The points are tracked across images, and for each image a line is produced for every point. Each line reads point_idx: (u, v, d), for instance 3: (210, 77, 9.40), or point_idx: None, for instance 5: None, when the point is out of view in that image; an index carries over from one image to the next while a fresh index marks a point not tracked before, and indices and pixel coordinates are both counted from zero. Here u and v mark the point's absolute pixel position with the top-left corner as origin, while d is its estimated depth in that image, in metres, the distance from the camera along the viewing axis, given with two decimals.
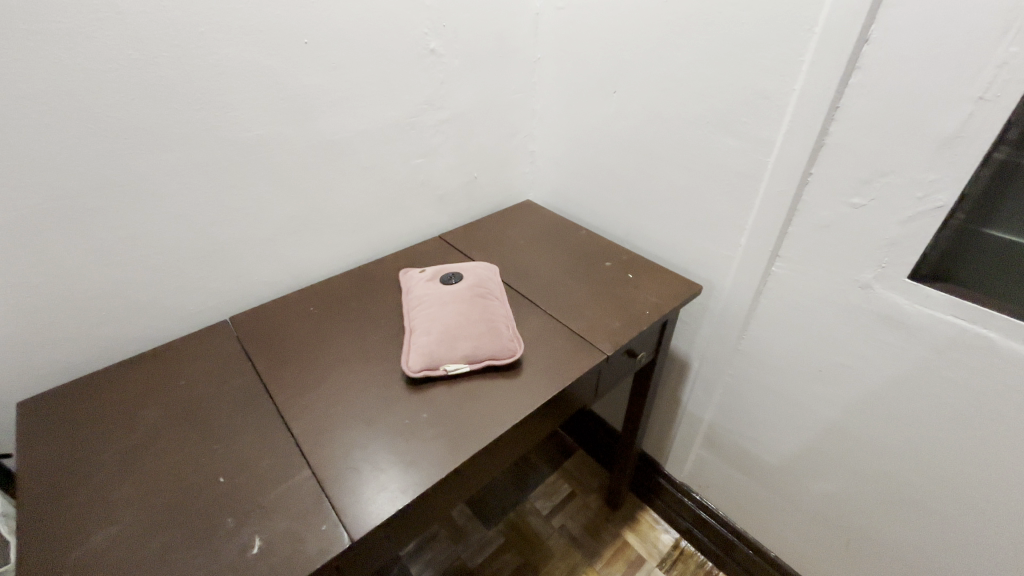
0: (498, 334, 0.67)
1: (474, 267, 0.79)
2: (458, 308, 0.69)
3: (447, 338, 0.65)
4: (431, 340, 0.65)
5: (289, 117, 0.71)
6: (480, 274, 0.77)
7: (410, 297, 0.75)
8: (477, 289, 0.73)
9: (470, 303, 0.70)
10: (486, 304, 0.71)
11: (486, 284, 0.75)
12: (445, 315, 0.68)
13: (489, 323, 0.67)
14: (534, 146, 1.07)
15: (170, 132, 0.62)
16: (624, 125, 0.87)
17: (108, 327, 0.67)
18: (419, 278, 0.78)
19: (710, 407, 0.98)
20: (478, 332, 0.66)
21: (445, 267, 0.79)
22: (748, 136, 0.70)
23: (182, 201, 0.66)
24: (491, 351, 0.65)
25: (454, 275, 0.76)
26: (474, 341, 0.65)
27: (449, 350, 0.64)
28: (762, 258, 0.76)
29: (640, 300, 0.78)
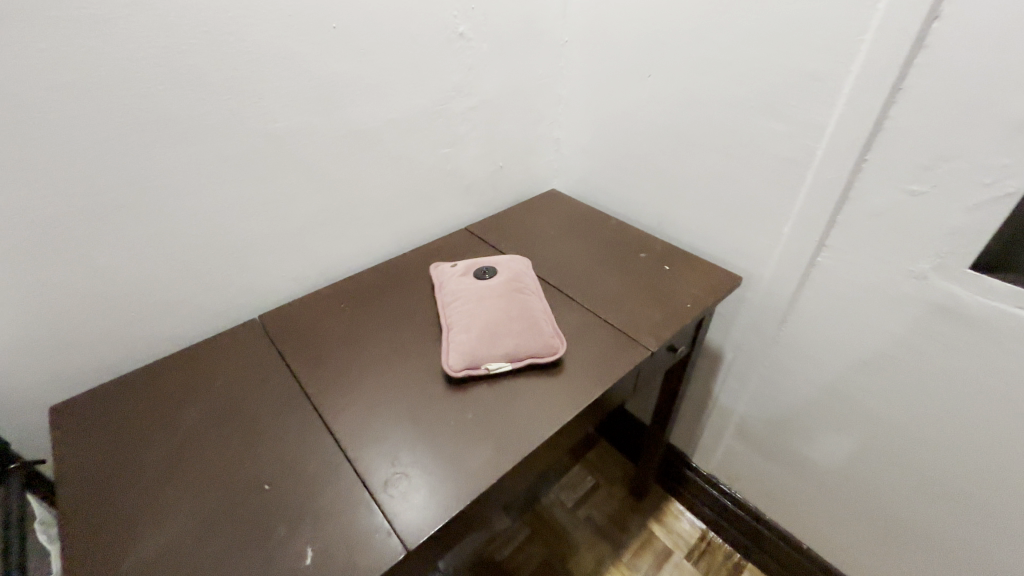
0: (539, 331, 0.65)
1: (507, 260, 0.77)
2: (496, 305, 0.67)
3: (488, 336, 0.63)
4: (472, 338, 0.63)
5: (318, 106, 0.68)
6: (514, 268, 0.74)
7: (444, 292, 0.73)
8: (513, 283, 0.71)
9: (508, 298, 0.68)
10: (524, 299, 0.68)
11: (521, 279, 0.73)
12: (484, 312, 0.66)
13: (530, 320, 0.65)
14: (560, 133, 1.04)
15: (198, 124, 0.59)
16: (659, 110, 0.83)
17: (138, 327, 0.65)
18: (452, 272, 0.75)
19: (744, 399, 0.96)
20: (519, 329, 0.64)
21: (477, 261, 0.77)
22: (797, 120, 0.67)
23: (211, 197, 0.64)
24: (534, 350, 0.63)
25: (488, 269, 0.73)
26: (515, 339, 0.63)
27: (491, 349, 0.62)
28: (807, 249, 0.73)
29: (680, 292, 0.76)
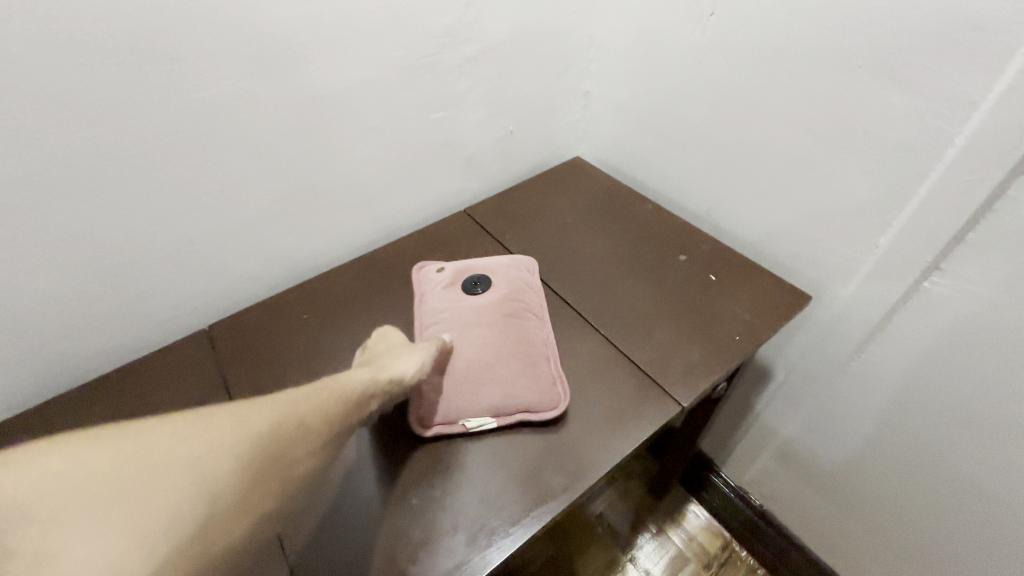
0: (535, 375, 0.53)
1: (504, 269, 0.63)
2: (485, 337, 0.54)
3: (469, 384, 0.51)
4: (448, 385, 0.51)
5: (259, 67, 0.51)
6: (512, 279, 0.62)
7: (424, 309, 0.60)
8: (508, 305, 0.58)
9: (499, 330, 0.55)
10: (519, 330, 0.56)
11: (520, 295, 0.60)
12: (467, 349, 0.54)
13: (522, 362, 0.53)
14: (590, 86, 0.82)
15: (84, 102, 0.45)
16: (723, 63, 0.62)
17: (66, 346, 0.55)
18: (437, 282, 0.63)
19: (792, 424, 0.81)
20: (508, 377, 0.52)
21: (468, 269, 0.63)
22: (928, 92, 0.46)
23: (124, 192, 0.50)
24: (525, 405, 0.51)
25: (480, 280, 0.61)
26: (503, 389, 0.51)
27: (471, 402, 0.51)
28: (907, 272, 0.54)
29: (725, 319, 0.59)
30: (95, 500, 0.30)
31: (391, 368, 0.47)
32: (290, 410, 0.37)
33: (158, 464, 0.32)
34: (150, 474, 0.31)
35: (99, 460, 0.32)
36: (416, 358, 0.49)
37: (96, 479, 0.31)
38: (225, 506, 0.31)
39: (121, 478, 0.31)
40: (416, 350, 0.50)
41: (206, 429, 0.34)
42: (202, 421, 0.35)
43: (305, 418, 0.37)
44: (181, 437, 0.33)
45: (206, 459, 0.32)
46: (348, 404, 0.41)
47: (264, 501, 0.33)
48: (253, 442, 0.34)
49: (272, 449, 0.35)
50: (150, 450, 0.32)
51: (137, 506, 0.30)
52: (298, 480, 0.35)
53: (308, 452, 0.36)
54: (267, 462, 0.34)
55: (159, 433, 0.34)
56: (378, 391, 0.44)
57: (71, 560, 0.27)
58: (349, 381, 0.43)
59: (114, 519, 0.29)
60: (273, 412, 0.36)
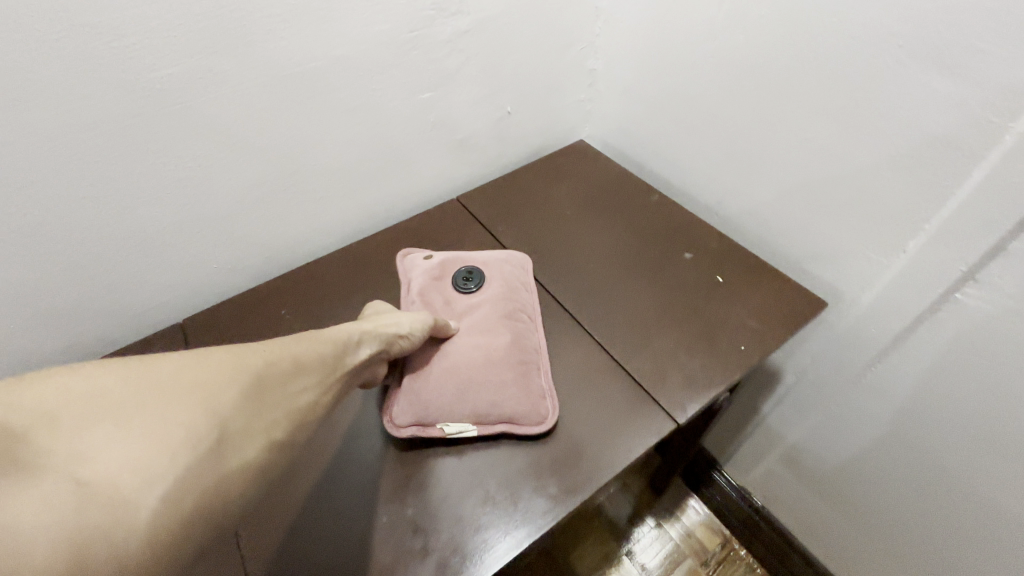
0: (525, 385, 0.49)
1: (502, 265, 0.59)
2: (475, 341, 0.51)
3: (453, 388, 0.48)
4: (432, 386, 0.48)
5: (221, 42, 0.46)
6: (509, 280, 0.58)
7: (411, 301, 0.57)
8: (502, 305, 0.54)
9: (490, 332, 0.52)
10: (512, 332, 0.52)
11: (516, 296, 0.56)
12: (455, 350, 0.50)
13: (512, 367, 0.50)
14: (596, 62, 0.76)
15: (24, 83, 0.40)
16: (742, 39, 0.55)
17: (34, 342, 0.53)
18: (425, 270, 0.59)
19: (800, 430, 0.76)
20: (496, 382, 0.49)
21: (462, 262, 0.60)
22: (980, 77, 0.39)
23: (80, 181, 0.47)
24: (511, 414, 0.48)
25: (475, 278, 0.57)
26: (488, 396, 0.48)
27: (453, 407, 0.48)
28: (937, 281, 0.49)
29: (730, 325, 0.55)
30: (115, 412, 0.27)
31: (381, 324, 0.47)
32: (285, 353, 0.38)
33: (177, 382, 0.30)
34: (172, 390, 0.29)
35: (107, 375, 0.28)
36: (407, 319, 0.49)
37: (109, 392, 0.27)
38: (247, 427, 0.31)
39: (136, 390, 0.28)
40: (407, 315, 0.50)
41: (215, 359, 0.33)
42: (204, 352, 0.33)
43: (300, 362, 0.38)
44: (189, 360, 0.31)
45: (222, 384, 0.32)
46: (339, 352, 0.42)
47: (277, 428, 0.33)
48: (258, 375, 0.34)
49: (274, 383, 0.35)
50: (161, 370, 0.30)
51: (166, 416, 0.28)
52: (303, 413, 0.36)
53: (309, 389, 0.38)
54: (271, 394, 0.34)
55: (163, 358, 0.31)
56: (369, 344, 0.45)
57: (105, 463, 0.25)
58: (339, 332, 0.44)
59: (145, 426, 0.27)
60: (270, 354, 0.37)
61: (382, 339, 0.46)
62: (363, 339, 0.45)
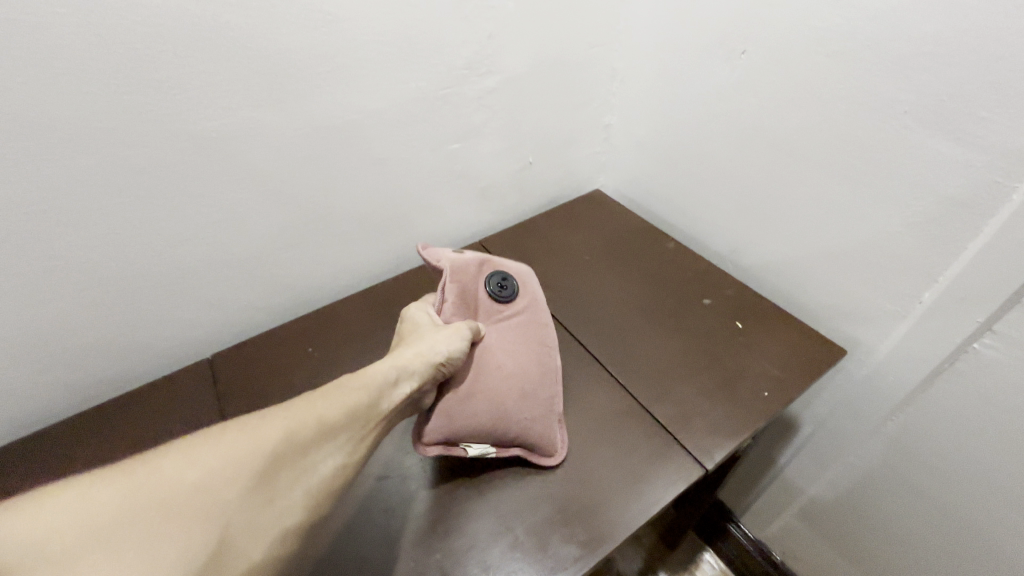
0: (550, 420, 0.50)
1: (532, 281, 0.57)
2: (510, 364, 0.50)
3: (488, 412, 0.47)
4: (466, 407, 0.47)
5: (271, 96, 0.50)
6: (537, 300, 0.56)
7: (445, 295, 0.53)
8: (534, 329, 0.54)
9: (526, 358, 0.51)
10: (543, 360, 0.52)
11: (542, 321, 0.55)
12: (490, 370, 0.49)
13: (542, 398, 0.50)
14: (612, 118, 0.81)
15: (87, 129, 0.43)
16: (754, 101, 0.59)
17: (60, 375, 0.54)
18: (462, 266, 0.55)
19: (820, 483, 0.75)
20: (529, 412, 0.49)
21: (494, 264, 0.56)
22: (984, 141, 0.42)
23: (127, 219, 0.49)
24: (536, 445, 0.49)
25: (511, 291, 0.55)
26: (519, 425, 0.48)
27: (484, 432, 0.48)
28: (954, 331, 0.50)
29: (752, 372, 0.56)
30: (111, 535, 0.29)
31: (423, 348, 0.46)
32: (308, 419, 0.38)
33: (174, 493, 0.31)
34: (165, 507, 0.31)
35: (111, 493, 0.30)
36: (445, 341, 0.47)
37: (109, 511, 0.29)
38: (244, 532, 0.32)
39: (136, 510, 0.30)
40: (447, 330, 0.48)
41: (223, 452, 0.34)
42: (216, 442, 0.35)
43: (327, 423, 0.39)
44: (193, 461, 0.33)
45: (225, 484, 0.33)
46: (373, 400, 0.42)
47: (285, 519, 0.35)
48: (269, 460, 0.35)
49: (290, 460, 0.36)
50: (163, 479, 0.32)
51: (157, 539, 0.29)
52: (320, 488, 0.37)
53: (333, 456, 0.38)
54: (284, 477, 0.36)
55: (170, 461, 0.33)
56: (409, 380, 0.45)
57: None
58: (372, 373, 0.43)
59: (136, 554, 0.28)
60: (292, 421, 0.38)
61: (421, 373, 0.45)
62: (394, 378, 0.44)
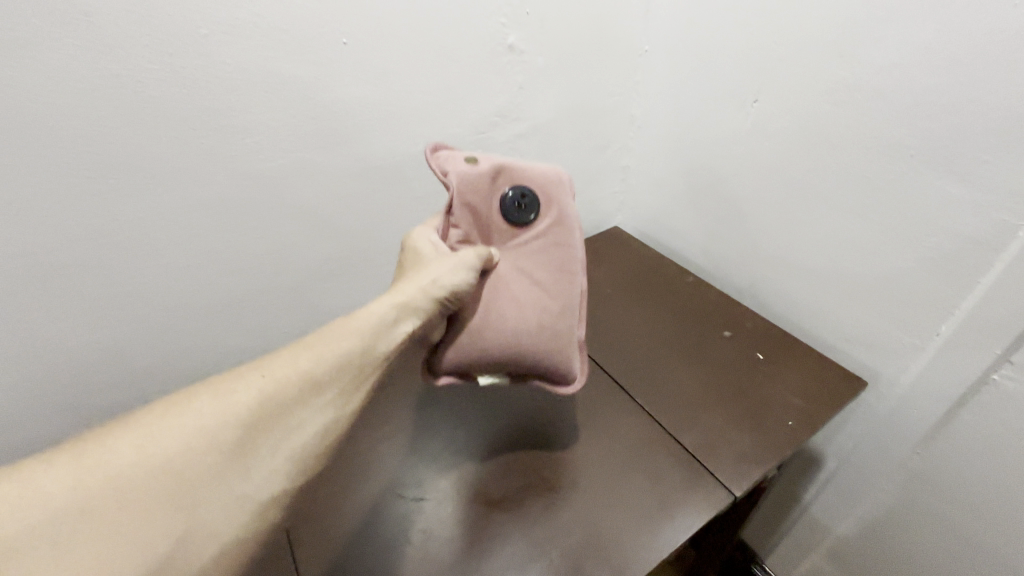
0: (568, 349, 0.49)
1: (559, 190, 0.49)
2: (529, 295, 0.47)
3: (500, 346, 0.46)
4: (477, 342, 0.46)
5: (326, 140, 0.56)
6: (564, 217, 0.49)
7: (455, 215, 0.48)
8: (556, 251, 0.48)
9: (547, 288, 0.48)
10: (564, 290, 0.48)
11: (568, 243, 0.49)
12: (503, 302, 0.47)
13: (559, 331, 0.48)
14: (630, 161, 0.86)
15: (165, 169, 0.49)
16: (766, 146, 0.63)
17: (114, 390, 0.59)
18: (475, 179, 0.48)
19: (847, 521, 0.74)
20: (543, 345, 0.47)
21: (513, 171, 0.48)
22: (986, 183, 0.45)
23: (187, 249, 0.54)
24: (553, 373, 0.49)
25: (532, 208, 0.48)
26: (533, 357, 0.47)
27: (499, 363, 0.48)
28: (973, 363, 0.51)
29: (776, 402, 0.57)
30: (106, 503, 0.30)
31: (423, 285, 0.43)
32: (295, 371, 0.38)
33: (136, 476, 0.31)
34: (126, 493, 0.31)
35: (101, 460, 0.32)
36: (447, 277, 0.44)
37: (67, 502, 0.30)
38: (215, 508, 0.33)
39: (127, 479, 0.31)
40: (452, 261, 0.45)
41: (191, 425, 0.34)
42: (195, 407, 0.35)
43: (309, 380, 0.38)
44: (167, 431, 0.33)
45: (193, 461, 0.33)
46: (362, 349, 0.41)
47: (263, 490, 0.35)
48: (242, 429, 0.35)
49: (277, 415, 0.36)
50: (151, 449, 0.33)
51: (145, 509, 0.31)
52: (310, 440, 0.37)
53: (316, 416, 0.38)
54: (261, 444, 0.35)
55: (130, 441, 0.33)
56: (408, 320, 0.43)
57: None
58: (359, 322, 0.42)
59: (129, 521, 0.30)
60: (270, 383, 0.37)
61: (420, 311, 0.43)
62: (391, 320, 0.43)
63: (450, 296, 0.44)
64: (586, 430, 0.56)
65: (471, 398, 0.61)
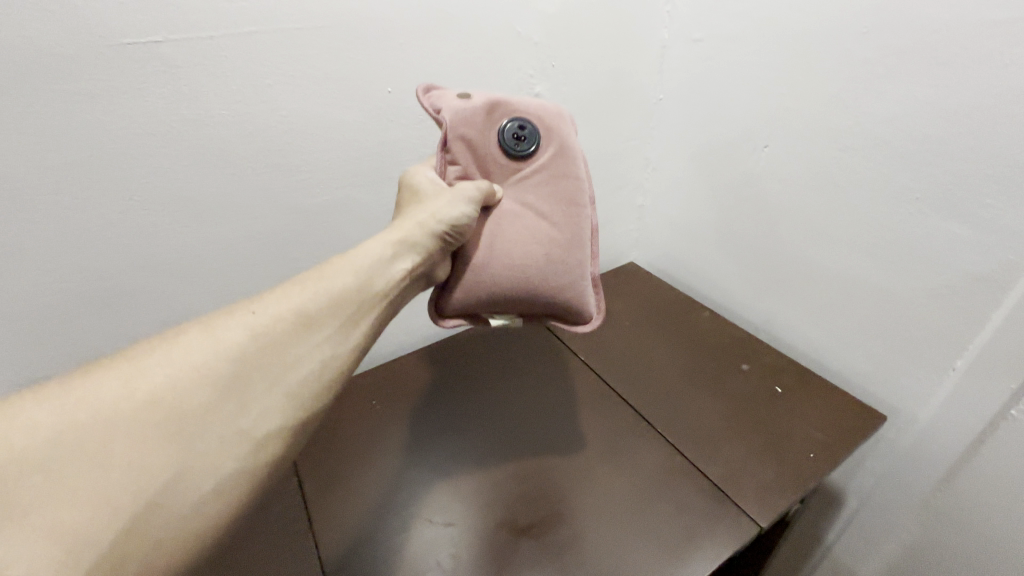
0: (580, 283, 0.48)
1: (557, 122, 0.49)
2: (535, 231, 0.47)
3: (511, 281, 0.46)
4: (484, 281, 0.45)
5: (368, 178, 0.60)
6: (565, 149, 0.48)
7: (453, 151, 0.46)
8: (559, 183, 0.48)
9: (553, 223, 0.47)
10: (571, 222, 0.48)
11: (571, 174, 0.48)
12: (509, 238, 0.46)
13: (569, 265, 0.47)
14: (644, 200, 0.90)
15: (222, 203, 0.53)
16: (776, 188, 0.67)
17: None
18: (470, 115, 0.46)
19: (873, 563, 0.72)
20: (553, 279, 0.46)
21: (509, 104, 0.47)
22: (990, 225, 0.48)
23: (233, 277, 0.58)
24: (566, 311, 0.48)
25: (531, 141, 0.47)
26: (545, 293, 0.47)
27: (509, 304, 0.47)
28: (991, 398, 0.53)
29: (797, 434, 0.58)
30: (93, 440, 0.28)
31: (420, 220, 0.42)
32: (286, 308, 0.36)
33: (125, 409, 0.29)
34: (114, 425, 0.29)
35: (88, 396, 0.29)
36: (446, 209, 0.42)
37: (50, 433, 0.28)
38: (213, 443, 0.30)
39: (117, 415, 0.29)
40: (448, 195, 0.43)
41: (179, 360, 0.32)
42: (179, 345, 0.32)
43: (303, 315, 0.36)
44: (155, 367, 0.31)
45: (182, 394, 0.31)
46: (359, 285, 0.39)
47: (260, 426, 0.32)
48: (235, 363, 0.33)
49: (270, 350, 0.34)
50: (139, 384, 0.30)
51: (137, 443, 0.28)
52: (310, 376, 0.35)
53: (313, 352, 0.35)
54: (255, 379, 0.33)
55: (115, 376, 0.30)
56: (405, 257, 0.41)
57: (39, 527, 0.25)
58: (354, 259, 0.40)
59: (121, 457, 0.28)
60: (262, 318, 0.35)
61: (421, 245, 0.42)
62: (390, 255, 0.41)
63: (452, 227, 0.43)
64: (610, 459, 0.57)
65: (496, 428, 0.62)
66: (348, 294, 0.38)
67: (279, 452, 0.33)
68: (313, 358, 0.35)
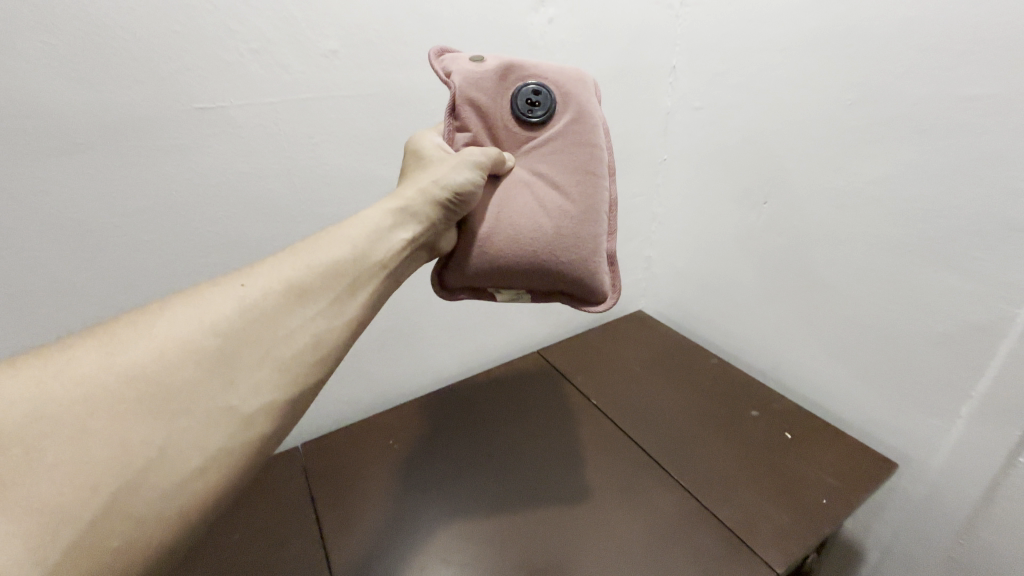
0: (594, 257, 0.46)
1: (574, 89, 0.48)
2: (548, 202, 0.45)
3: (520, 254, 0.44)
4: (490, 252, 0.44)
5: None
6: (582, 117, 0.47)
7: (461, 117, 0.45)
8: (575, 152, 0.46)
9: (567, 193, 0.46)
10: (587, 193, 0.46)
11: (588, 143, 0.47)
12: (518, 208, 0.45)
13: (582, 239, 0.45)
14: (651, 252, 0.95)
15: (266, 247, 0.58)
16: (776, 241, 0.72)
17: None
18: (482, 78, 0.46)
19: None
20: (565, 253, 0.45)
21: (522, 69, 0.47)
22: (980, 276, 0.52)
23: None
24: (579, 286, 0.47)
25: (546, 109, 0.47)
26: (556, 268, 0.45)
27: (518, 279, 0.46)
28: (999, 443, 0.54)
29: (811, 479, 0.59)
30: (71, 412, 0.26)
31: (421, 189, 0.41)
32: (280, 278, 0.35)
33: (107, 378, 0.28)
34: (97, 396, 0.27)
35: (68, 366, 0.28)
36: (447, 178, 0.41)
37: (27, 405, 0.26)
38: (200, 418, 0.29)
39: (98, 385, 0.27)
40: (454, 159, 0.42)
41: (165, 330, 0.30)
42: (168, 314, 0.31)
43: (296, 285, 0.35)
44: (140, 337, 0.30)
45: (169, 366, 0.29)
46: (357, 255, 0.38)
47: (251, 402, 0.31)
48: (223, 333, 0.31)
49: (262, 318, 0.33)
50: (121, 355, 0.29)
51: (117, 415, 0.27)
52: (304, 348, 0.34)
53: (309, 325, 0.34)
54: (246, 351, 0.32)
55: (97, 347, 0.29)
56: (408, 225, 0.41)
57: (18, 502, 0.24)
58: (355, 230, 0.39)
59: (101, 429, 0.26)
60: (253, 289, 0.34)
61: (421, 216, 0.41)
62: (389, 225, 0.40)
63: (454, 196, 0.42)
64: (624, 502, 0.58)
65: (511, 469, 0.63)
66: (345, 265, 0.37)
67: (273, 431, 0.32)
68: (306, 328, 0.34)
